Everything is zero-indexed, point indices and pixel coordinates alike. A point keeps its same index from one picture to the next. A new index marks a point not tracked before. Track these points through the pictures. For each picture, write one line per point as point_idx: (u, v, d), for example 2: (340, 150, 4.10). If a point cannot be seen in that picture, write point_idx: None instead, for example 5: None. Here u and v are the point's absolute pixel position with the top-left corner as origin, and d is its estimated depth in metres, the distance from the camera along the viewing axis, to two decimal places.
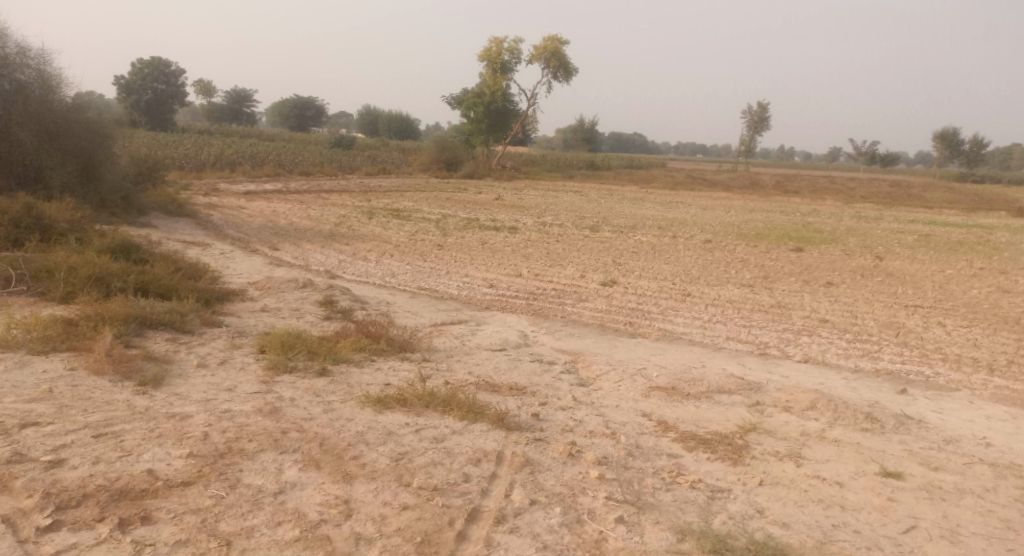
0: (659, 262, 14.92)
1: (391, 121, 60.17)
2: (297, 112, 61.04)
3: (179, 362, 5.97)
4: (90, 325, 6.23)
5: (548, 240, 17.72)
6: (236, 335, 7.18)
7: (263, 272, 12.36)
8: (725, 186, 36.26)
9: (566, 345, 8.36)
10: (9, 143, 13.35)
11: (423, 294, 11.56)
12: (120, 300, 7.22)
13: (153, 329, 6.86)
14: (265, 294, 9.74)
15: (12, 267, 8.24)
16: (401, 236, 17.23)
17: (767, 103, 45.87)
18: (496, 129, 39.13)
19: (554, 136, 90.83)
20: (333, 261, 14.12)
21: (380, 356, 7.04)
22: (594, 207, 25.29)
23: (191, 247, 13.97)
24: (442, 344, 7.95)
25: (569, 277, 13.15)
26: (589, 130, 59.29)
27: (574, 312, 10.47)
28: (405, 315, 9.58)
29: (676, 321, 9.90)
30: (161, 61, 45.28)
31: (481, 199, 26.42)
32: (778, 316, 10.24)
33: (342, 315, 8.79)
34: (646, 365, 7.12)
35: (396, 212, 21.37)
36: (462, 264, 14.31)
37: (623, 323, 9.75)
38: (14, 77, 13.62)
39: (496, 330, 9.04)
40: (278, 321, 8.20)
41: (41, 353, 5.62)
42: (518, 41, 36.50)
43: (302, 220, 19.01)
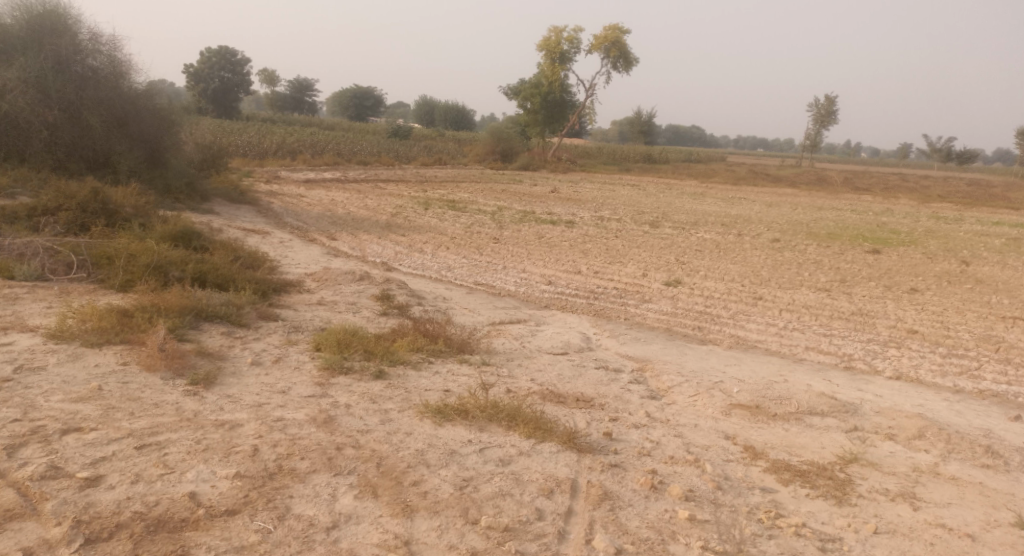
0: (725, 261, 14.24)
1: (447, 112, 60.55)
2: (357, 102, 61.63)
3: (232, 359, 5.72)
4: (145, 317, 6.03)
5: (608, 235, 17.18)
6: (292, 330, 6.93)
7: (320, 263, 12.18)
8: (791, 183, 34.95)
9: (633, 350, 7.88)
10: (79, 128, 13.54)
11: (480, 290, 11.21)
12: (177, 291, 7.04)
13: (207, 323, 6.64)
14: (321, 286, 9.52)
15: (74, 252, 8.16)
16: (458, 228, 16.93)
17: (836, 96, 44.08)
18: (554, 120, 38.54)
19: (610, 128, 89.63)
20: (390, 253, 13.89)
21: (439, 358, 6.71)
22: (653, 202, 24.55)
23: (251, 235, 13.93)
24: (503, 346, 7.58)
25: (630, 276, 12.62)
26: (647, 123, 58.08)
27: (638, 313, 9.96)
28: (463, 312, 9.23)
29: (749, 327, 9.29)
30: (229, 50, 46.16)
31: (538, 191, 25.97)
32: (860, 324, 9.55)
33: (398, 311, 8.50)
34: (722, 378, 6.61)
35: (452, 203, 21.11)
36: (520, 258, 13.92)
37: (692, 328, 9.20)
38: (86, 63, 13.81)
39: (557, 331, 8.61)
40: (334, 316, 7.93)
41: (94, 346, 5.42)
42: (579, 31, 35.82)
43: (359, 209, 18.87)
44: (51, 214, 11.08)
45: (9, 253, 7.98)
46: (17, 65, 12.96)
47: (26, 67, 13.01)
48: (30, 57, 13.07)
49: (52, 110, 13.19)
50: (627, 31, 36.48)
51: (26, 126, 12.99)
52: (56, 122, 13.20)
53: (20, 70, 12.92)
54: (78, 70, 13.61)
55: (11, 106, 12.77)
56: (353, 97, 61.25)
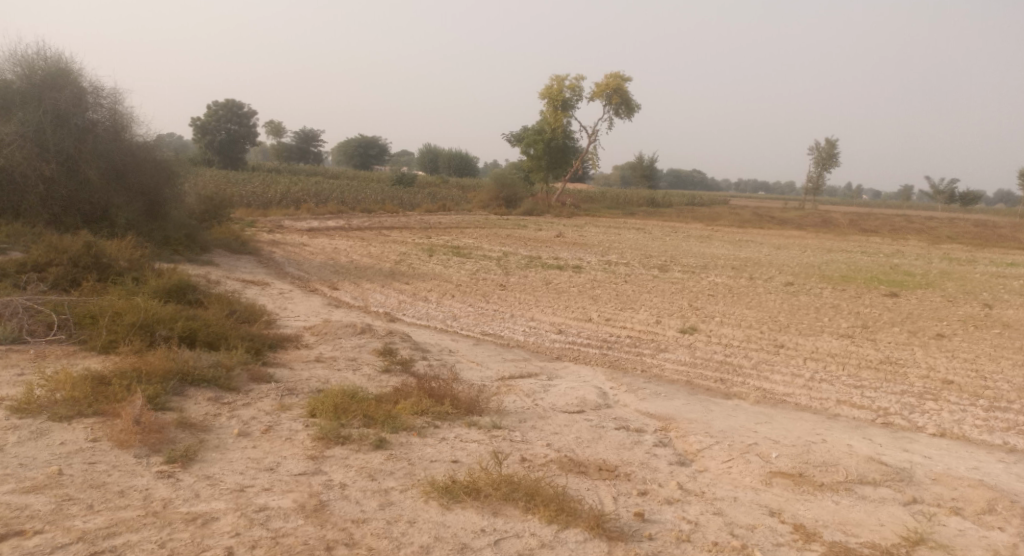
0: (740, 306, 13.73)
1: (450, 159, 60.84)
2: (361, 151, 61.98)
3: (216, 430, 5.20)
4: (123, 384, 5.53)
5: (617, 280, 16.70)
6: (285, 393, 6.40)
7: (320, 315, 11.69)
8: (797, 224, 34.59)
9: (654, 407, 7.32)
10: (77, 181, 13.21)
11: (488, 341, 10.68)
12: (162, 353, 6.54)
13: (194, 388, 6.13)
14: (321, 340, 9.01)
15: (56, 312, 7.68)
16: (463, 275, 16.48)
17: (836, 139, 44.05)
18: (557, 166, 38.47)
19: (612, 172, 89.95)
20: (393, 303, 13.41)
21: (446, 421, 6.16)
22: (660, 246, 24.11)
23: (251, 286, 13.49)
24: (514, 405, 7.02)
25: (643, 323, 12.08)
26: (649, 167, 58.13)
27: (655, 364, 9.40)
28: (470, 366, 8.68)
29: (775, 379, 8.72)
30: (235, 102, 46.37)
31: (542, 236, 25.62)
32: (892, 374, 8.99)
33: (401, 367, 7.97)
34: (755, 439, 6.07)
35: (456, 250, 20.71)
36: (528, 306, 13.42)
37: (714, 380, 8.62)
38: (86, 116, 13.57)
39: (571, 386, 8.04)
40: (332, 375, 7.39)
41: (64, 420, 4.91)
42: (580, 78, 35.98)
43: (362, 258, 18.46)
44: (42, 270, 10.66)
45: None
46: (16, 119, 12.74)
47: (25, 121, 12.80)
48: (29, 110, 12.87)
49: (50, 164, 12.89)
50: (628, 77, 36.62)
51: (22, 180, 12.67)
52: (53, 175, 12.88)
53: (19, 124, 12.68)
54: (78, 122, 13.36)
55: (8, 161, 12.49)
56: (357, 146, 61.64)
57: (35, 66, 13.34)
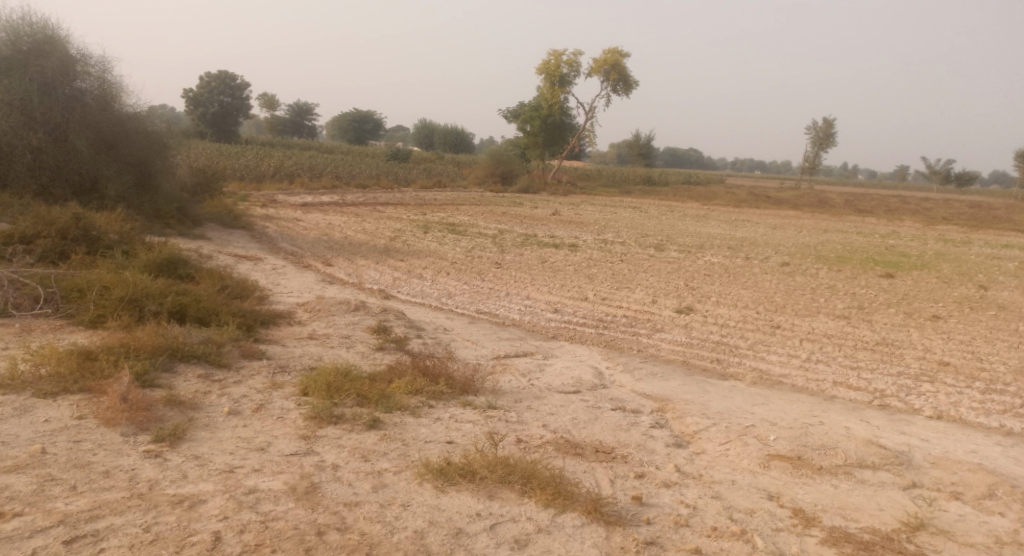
0: (737, 286, 13.66)
1: (446, 135, 60.39)
2: (357, 126, 61.45)
3: (206, 408, 5.10)
4: (110, 359, 5.41)
5: (612, 259, 16.60)
6: (277, 371, 6.29)
7: (313, 291, 11.56)
8: (793, 204, 34.47)
9: (651, 388, 7.24)
10: (66, 151, 12.97)
11: (483, 319, 10.59)
12: (151, 329, 6.42)
13: (183, 364, 6.02)
14: (314, 317, 8.89)
15: (42, 285, 7.54)
16: (458, 252, 16.34)
17: (834, 119, 43.81)
18: (553, 143, 38.17)
19: (608, 150, 89.53)
20: (387, 279, 13.28)
21: (441, 401, 6.07)
22: (656, 225, 24.00)
23: (243, 261, 13.33)
24: (509, 384, 6.93)
25: (639, 302, 12.00)
26: (646, 145, 57.78)
27: (651, 344, 9.32)
28: (465, 345, 8.58)
29: (771, 360, 8.65)
30: (228, 74, 45.76)
31: (538, 213, 25.46)
32: (888, 355, 8.93)
33: (396, 345, 7.86)
34: (753, 422, 6.00)
35: (451, 226, 20.55)
36: (523, 284, 13.31)
37: (711, 360, 8.55)
38: (75, 86, 13.30)
39: (566, 366, 7.96)
40: (325, 353, 7.28)
41: (49, 396, 4.81)
42: (578, 54, 35.58)
43: (356, 234, 18.29)
44: (29, 242, 10.48)
45: None
46: (3, 87, 12.48)
47: (11, 89, 12.53)
48: (16, 79, 12.60)
49: (38, 134, 12.65)
50: (626, 54, 36.23)
51: (10, 150, 12.43)
52: (42, 146, 12.65)
53: (5, 92, 12.42)
54: (66, 92, 13.10)
55: None
56: (352, 121, 61.10)
57: (22, 33, 13.02)
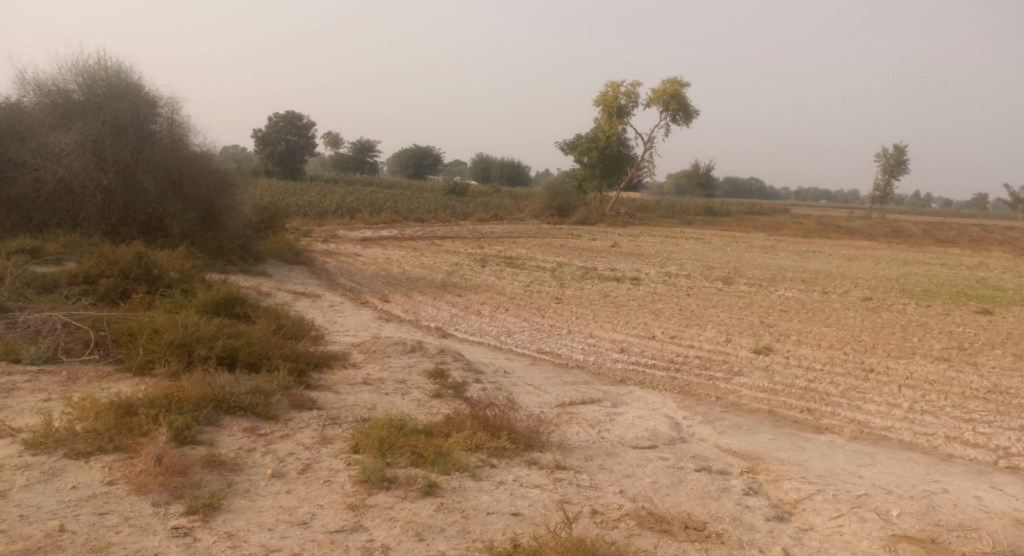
0: (817, 324, 12.71)
1: (502, 169, 60.58)
2: (416, 161, 62.15)
3: (247, 469, 4.63)
4: (150, 413, 5.02)
5: (678, 294, 15.80)
6: (327, 423, 5.82)
7: (369, 330, 11.18)
8: (867, 234, 32.90)
9: (737, 445, 6.51)
10: (133, 191, 13.05)
11: (545, 360, 9.98)
12: (197, 376, 6.04)
13: (229, 416, 5.60)
14: (369, 359, 8.44)
15: (94, 328, 7.28)
16: (517, 287, 15.83)
17: (905, 145, 42.01)
18: (611, 174, 37.58)
19: (666, 182, 88.48)
20: (445, 316, 12.83)
21: (505, 459, 5.49)
22: (722, 257, 23.01)
23: (301, 298, 13.10)
24: (578, 438, 6.29)
25: (712, 341, 11.21)
26: (706, 175, 56.55)
27: (730, 389, 8.55)
28: (528, 390, 7.95)
29: (869, 410, 7.77)
30: (296, 114, 46.80)
31: (598, 246, 24.83)
32: (1004, 405, 7.96)
33: (454, 392, 7.32)
34: (862, 491, 5.25)
35: (510, 260, 20.09)
36: (586, 321, 12.66)
37: (800, 411, 7.73)
38: (146, 127, 13.45)
39: (640, 415, 7.27)
40: (379, 400, 6.79)
41: (81, 456, 4.42)
42: (636, 85, 35.13)
43: (414, 268, 17.99)
44: (92, 281, 10.40)
45: (23, 331, 7.11)
46: (76, 129, 12.74)
47: (85, 131, 12.76)
48: (89, 121, 12.86)
49: (108, 174, 12.76)
50: (686, 84, 35.61)
51: (81, 190, 12.58)
52: (111, 186, 12.77)
53: (78, 135, 12.67)
54: (136, 133, 13.28)
55: (67, 171, 12.46)
56: (411, 157, 61.87)
57: (97, 77, 13.42)
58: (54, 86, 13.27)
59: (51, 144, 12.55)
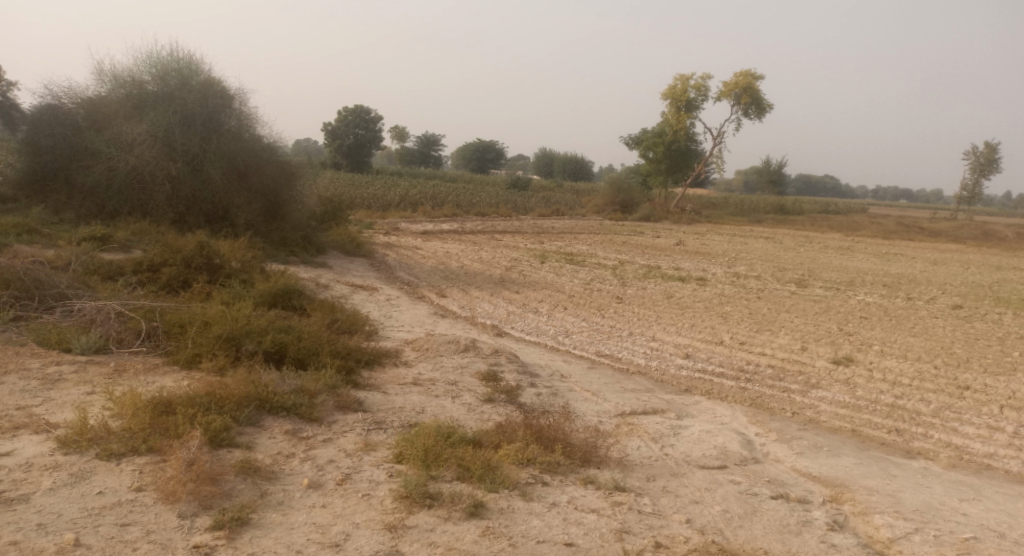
0: (902, 333, 11.82)
1: (565, 163, 60.01)
2: (479, 155, 62.08)
3: (283, 478, 4.34)
4: (189, 413, 4.79)
5: (748, 296, 15.03)
6: (372, 427, 5.51)
7: (425, 326, 10.89)
8: (952, 237, 31.03)
9: (815, 470, 5.91)
10: (201, 181, 13.08)
11: (604, 364, 9.48)
12: (242, 373, 5.81)
13: (271, 417, 5.34)
14: (421, 357, 8.12)
15: (147, 318, 7.15)
16: (577, 285, 15.34)
17: (996, 143, 39.52)
18: (677, 170, 36.56)
19: (733, 179, 86.11)
20: (502, 314, 12.45)
21: (559, 476, 5.06)
22: (795, 258, 21.92)
23: (358, 290, 12.95)
24: (640, 454, 5.83)
25: (786, 349, 10.50)
26: (777, 173, 54.58)
27: (807, 404, 7.90)
28: (585, 397, 7.48)
29: (965, 434, 7.03)
30: (364, 108, 47.24)
31: (662, 244, 24.07)
32: None
33: (507, 397, 6.93)
34: (960, 540, 4.68)
35: (571, 256, 19.59)
36: (650, 323, 12.08)
37: (887, 432, 7.05)
38: (215, 117, 13.50)
39: (708, 430, 6.73)
40: (428, 403, 6.45)
41: (113, 458, 4.20)
42: (707, 78, 34.01)
43: (473, 263, 17.68)
44: (155, 269, 10.40)
45: (77, 319, 7.02)
46: (147, 119, 12.89)
47: (157, 121, 12.90)
48: (160, 111, 13.01)
49: (177, 164, 12.85)
50: (759, 77, 34.33)
51: (151, 180, 12.70)
52: (179, 175, 12.83)
53: (149, 125, 12.82)
54: (205, 123, 13.34)
55: (138, 160, 12.61)
56: (475, 150, 61.83)
57: (169, 68, 13.56)
58: (128, 78, 13.47)
59: (125, 134, 12.75)
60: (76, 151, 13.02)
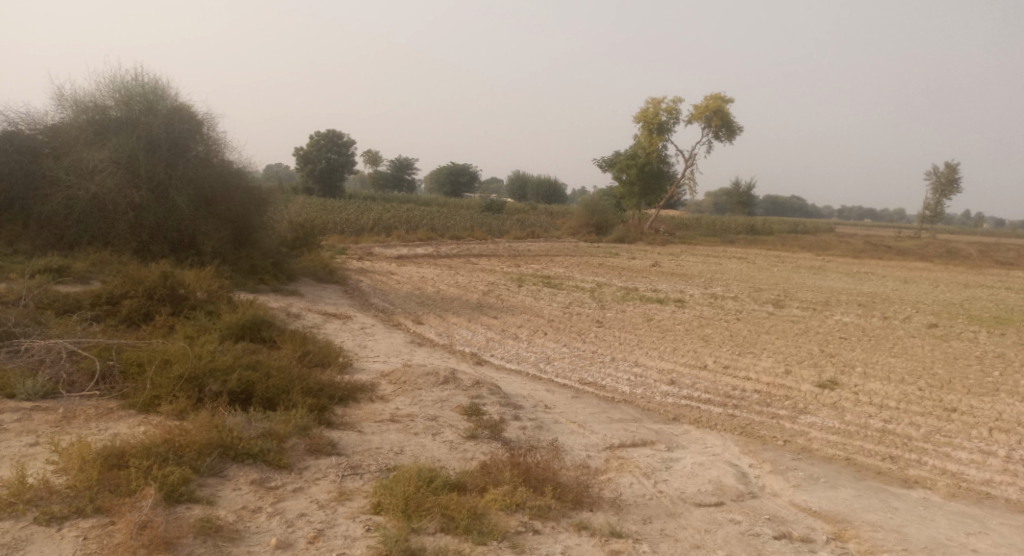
0: (884, 353, 11.68)
1: (538, 186, 60.11)
2: (452, 178, 61.92)
3: (246, 538, 4.00)
4: (143, 465, 4.38)
5: (727, 318, 14.85)
6: (347, 473, 5.11)
7: (400, 356, 10.49)
8: (921, 255, 31.37)
9: (815, 504, 5.63)
10: (166, 208, 12.60)
11: (588, 393, 9.16)
12: (204, 417, 5.40)
13: (236, 465, 4.92)
14: (398, 390, 7.73)
15: (103, 357, 6.70)
16: (555, 309, 15.05)
17: (958, 163, 40.22)
18: (650, 192, 36.64)
19: (704, 200, 87.01)
20: (480, 341, 12.10)
21: (550, 521, 4.71)
22: (770, 278, 21.89)
23: (331, 319, 12.50)
24: (632, 493, 5.50)
25: (771, 373, 10.26)
26: (746, 193, 55.10)
27: (798, 431, 7.63)
28: (572, 430, 7.14)
29: (960, 460, 6.81)
30: (336, 133, 46.89)
31: (638, 266, 23.93)
32: None
33: (491, 432, 6.56)
34: None
35: (547, 280, 19.33)
36: (631, 348, 11.80)
37: (882, 460, 6.80)
38: (181, 142, 13.04)
39: (701, 463, 6.42)
40: (407, 442, 6.06)
41: (54, 522, 3.85)
42: (677, 100, 34.26)
43: (449, 288, 17.32)
44: (115, 302, 9.90)
45: (25, 360, 6.55)
46: (110, 145, 12.42)
47: (119, 147, 12.44)
48: (123, 137, 12.54)
49: (140, 191, 12.37)
50: (729, 99, 34.63)
51: (113, 208, 12.21)
52: (143, 203, 12.37)
53: (112, 151, 12.35)
54: (170, 148, 12.89)
55: (99, 188, 12.12)
56: (448, 174, 61.64)
57: (133, 93, 13.12)
58: (90, 103, 12.98)
59: (85, 161, 12.26)
60: (34, 179, 12.49)
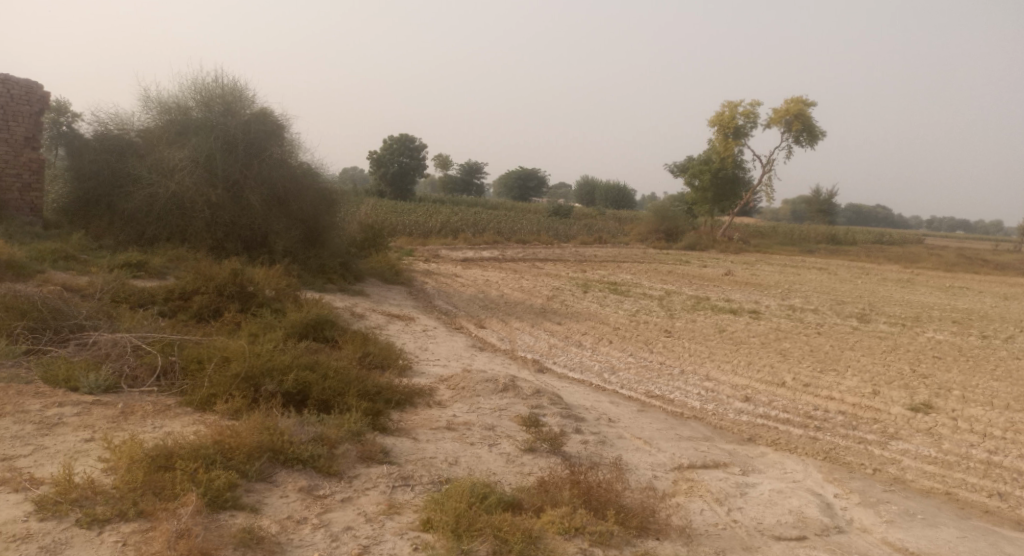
0: (983, 376, 10.74)
1: (608, 191, 59.42)
2: (522, 183, 61.84)
3: (289, 554, 3.76)
4: (190, 468, 4.23)
5: (806, 331, 14.05)
6: (399, 484, 4.85)
7: (461, 360, 10.25)
8: (1020, 270, 29.27)
9: (911, 544, 5.06)
10: (240, 207, 12.76)
11: (655, 407, 8.69)
12: (256, 417, 5.24)
13: (285, 471, 4.73)
14: (457, 396, 7.46)
15: (165, 353, 6.67)
16: (622, 317, 14.57)
17: None
18: (724, 199, 35.54)
19: (782, 208, 84.27)
20: (543, 347, 11.75)
21: (612, 550, 4.33)
22: (852, 290, 20.76)
23: (394, 320, 12.40)
24: (703, 520, 5.06)
25: (856, 393, 9.54)
26: (827, 202, 52.91)
27: (889, 459, 6.98)
28: (637, 447, 6.72)
29: None
30: (409, 136, 47.38)
31: (710, 274, 23.12)
32: None
33: (551, 445, 6.21)
34: None
35: (615, 286, 18.83)
36: (702, 360, 11.24)
37: (987, 496, 6.12)
38: (257, 142, 13.20)
39: (780, 490, 5.90)
40: (463, 453, 5.77)
41: (95, 525, 3.71)
42: (755, 105, 33.13)
43: (514, 292, 17.05)
44: (187, 297, 9.99)
45: (91, 353, 6.56)
46: (189, 145, 12.68)
47: (198, 147, 12.67)
48: (202, 138, 12.78)
49: (217, 190, 12.56)
50: (811, 104, 33.25)
51: (190, 206, 12.42)
52: (219, 202, 12.55)
53: (191, 151, 12.59)
54: (246, 149, 13.06)
55: (178, 187, 12.35)
56: (518, 178, 61.59)
57: (213, 95, 13.38)
58: (173, 104, 13.30)
59: (166, 160, 12.54)
60: (118, 177, 12.85)
